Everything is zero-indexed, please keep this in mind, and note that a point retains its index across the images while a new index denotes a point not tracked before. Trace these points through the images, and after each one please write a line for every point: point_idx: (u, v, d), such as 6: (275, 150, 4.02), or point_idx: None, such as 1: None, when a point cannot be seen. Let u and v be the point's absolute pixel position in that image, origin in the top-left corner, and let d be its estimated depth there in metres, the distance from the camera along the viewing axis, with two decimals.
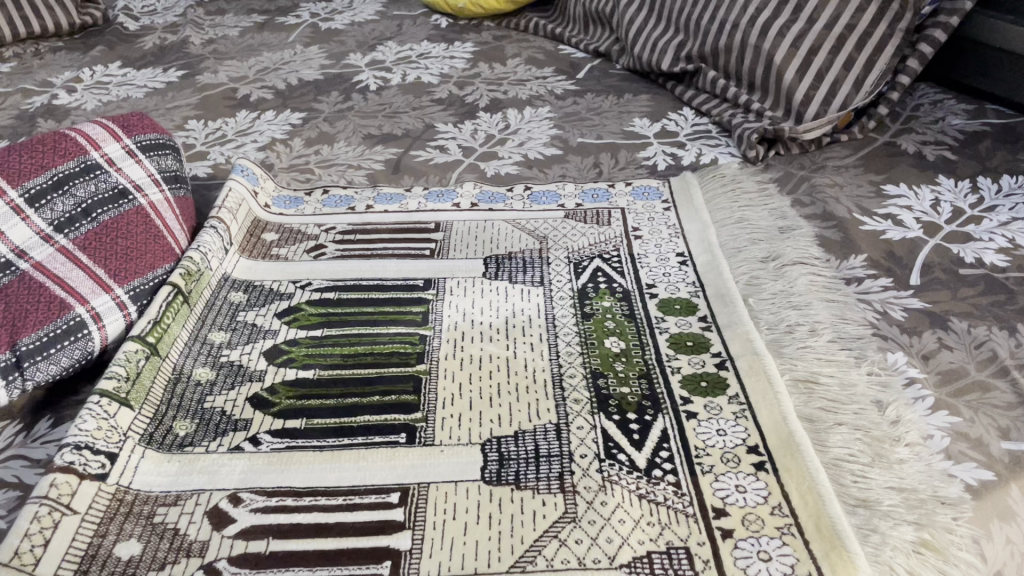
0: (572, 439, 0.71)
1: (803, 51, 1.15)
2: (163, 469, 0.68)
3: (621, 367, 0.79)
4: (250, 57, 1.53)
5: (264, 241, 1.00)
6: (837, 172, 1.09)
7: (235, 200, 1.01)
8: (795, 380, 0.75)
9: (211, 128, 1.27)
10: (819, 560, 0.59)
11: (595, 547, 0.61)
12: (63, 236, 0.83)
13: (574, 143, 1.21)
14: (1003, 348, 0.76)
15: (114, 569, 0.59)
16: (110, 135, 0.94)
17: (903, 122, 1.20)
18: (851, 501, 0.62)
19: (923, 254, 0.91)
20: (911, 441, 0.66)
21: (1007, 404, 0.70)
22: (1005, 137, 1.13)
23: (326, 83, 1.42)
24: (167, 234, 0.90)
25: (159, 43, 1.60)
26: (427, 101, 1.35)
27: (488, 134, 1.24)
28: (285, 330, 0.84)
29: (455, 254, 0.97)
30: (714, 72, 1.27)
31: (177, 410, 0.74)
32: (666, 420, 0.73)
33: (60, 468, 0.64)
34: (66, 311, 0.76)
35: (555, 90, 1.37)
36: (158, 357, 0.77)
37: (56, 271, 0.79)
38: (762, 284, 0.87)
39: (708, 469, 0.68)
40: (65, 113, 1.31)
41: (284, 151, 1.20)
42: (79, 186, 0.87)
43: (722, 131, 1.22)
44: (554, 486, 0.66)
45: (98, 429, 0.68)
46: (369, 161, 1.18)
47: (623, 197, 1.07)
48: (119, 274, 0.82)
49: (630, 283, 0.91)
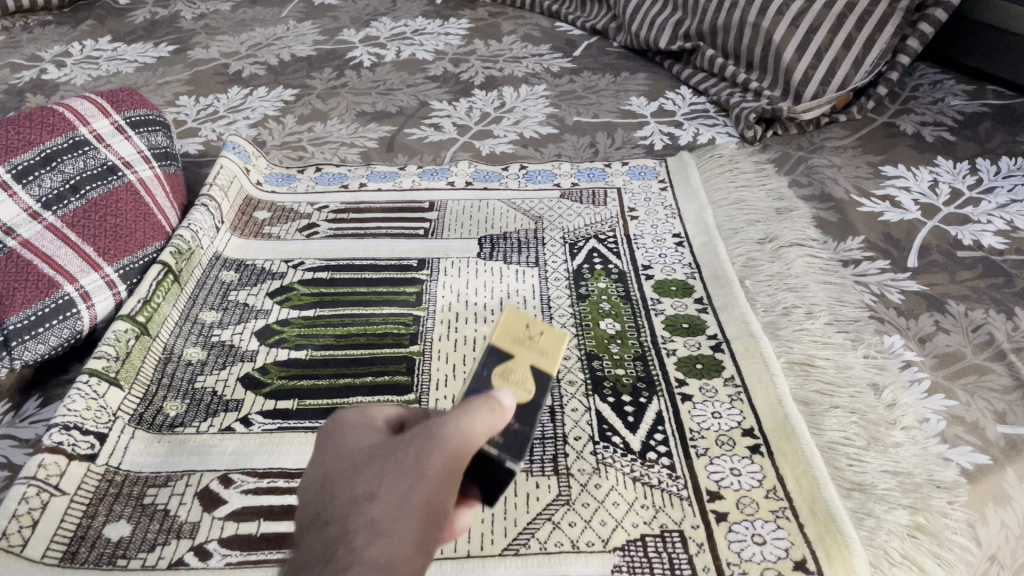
0: (566, 422, 0.70)
1: (803, 29, 1.14)
2: (153, 450, 0.67)
3: (616, 349, 0.78)
4: (243, 32, 1.51)
5: (256, 219, 0.99)
6: (835, 153, 1.08)
7: (226, 177, 1.00)
8: (791, 362, 0.74)
9: (202, 104, 1.25)
10: (813, 543, 0.58)
11: (588, 530, 0.61)
12: (51, 214, 0.80)
13: (569, 122, 1.20)
14: (1001, 332, 0.76)
15: (103, 551, 0.58)
16: (98, 111, 0.91)
17: (902, 103, 1.19)
18: (846, 485, 0.62)
19: (920, 236, 0.90)
20: (906, 424, 0.66)
21: (1003, 388, 0.69)
22: (1003, 117, 1.12)
23: (319, 60, 1.40)
24: (157, 212, 0.89)
25: (150, 18, 1.58)
26: (421, 78, 1.33)
27: (483, 112, 1.23)
28: (277, 311, 0.83)
29: (449, 234, 0.96)
30: (712, 50, 1.26)
31: (168, 390, 0.73)
32: (661, 403, 0.72)
33: (48, 449, 0.63)
34: (55, 290, 0.75)
35: (551, 68, 1.36)
36: (148, 337, 0.77)
37: (44, 249, 0.77)
38: (759, 266, 0.87)
39: (702, 452, 0.67)
40: (54, 88, 1.29)
41: (276, 129, 1.19)
42: (67, 161, 0.85)
43: (720, 111, 1.21)
44: (548, 469, 0.66)
45: (87, 409, 0.67)
46: (364, 138, 1.16)
47: (619, 176, 1.06)
48: (108, 252, 0.81)
49: (625, 264, 0.90)
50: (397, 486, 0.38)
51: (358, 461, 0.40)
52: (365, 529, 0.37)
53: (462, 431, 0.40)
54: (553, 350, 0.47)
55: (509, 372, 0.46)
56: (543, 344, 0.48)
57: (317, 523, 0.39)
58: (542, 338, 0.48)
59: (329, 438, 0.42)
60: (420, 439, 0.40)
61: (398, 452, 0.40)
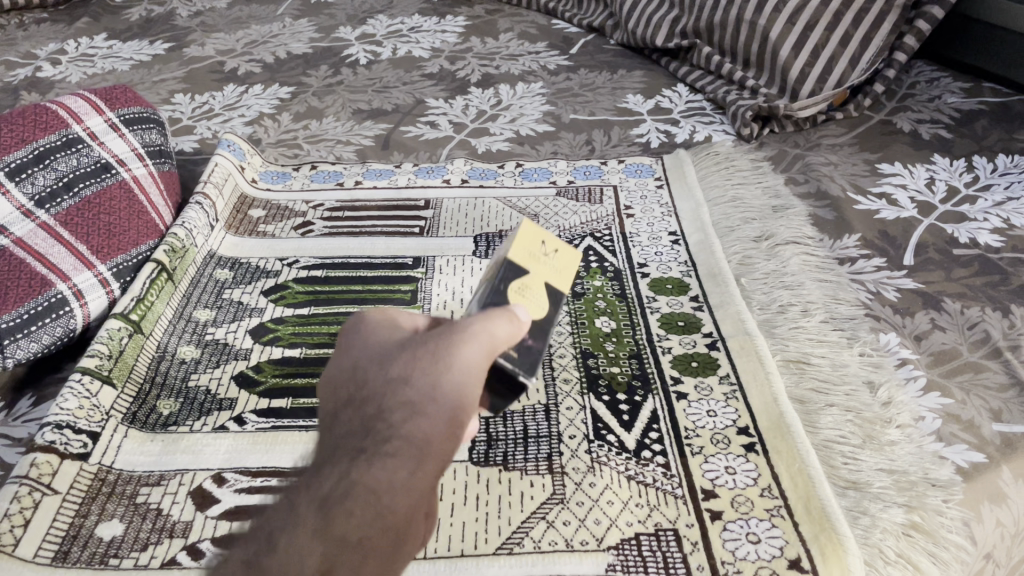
0: (561, 420, 0.70)
1: (799, 27, 1.13)
2: (146, 448, 0.67)
3: (612, 347, 0.78)
4: (239, 30, 1.50)
5: (250, 217, 0.99)
6: (832, 150, 1.08)
7: (221, 175, 1.00)
8: (786, 361, 0.74)
9: (197, 102, 1.25)
10: (808, 542, 0.58)
11: (583, 529, 0.60)
12: (44, 212, 0.80)
13: (565, 120, 1.19)
14: (997, 329, 0.76)
15: (95, 551, 0.58)
16: (92, 108, 0.91)
17: (898, 100, 1.19)
18: (841, 483, 0.62)
19: (916, 233, 0.90)
20: (902, 422, 0.66)
21: (999, 386, 0.69)
22: (1000, 115, 1.12)
23: (315, 57, 1.39)
24: (151, 210, 0.89)
25: (146, 15, 1.57)
26: (417, 75, 1.33)
27: (480, 110, 1.22)
28: (271, 309, 0.83)
29: (444, 232, 0.96)
30: (709, 48, 1.25)
31: (161, 389, 0.73)
32: (656, 401, 0.72)
33: (40, 448, 0.63)
34: (47, 288, 0.75)
35: (548, 65, 1.36)
36: (141, 335, 0.76)
37: (37, 247, 0.77)
38: (755, 264, 0.87)
39: (697, 450, 0.67)
40: (50, 85, 1.29)
41: (271, 126, 1.19)
42: (60, 159, 0.84)
43: (716, 109, 1.21)
44: (542, 468, 0.65)
45: (79, 407, 0.67)
46: (360, 136, 1.16)
47: (615, 174, 1.06)
48: (102, 250, 0.81)
49: (621, 262, 0.90)
50: (428, 371, 0.40)
51: (385, 351, 0.43)
52: (402, 406, 0.40)
53: (486, 332, 0.43)
54: (562, 275, 0.55)
55: (526, 285, 0.53)
56: (552, 261, 0.56)
57: (349, 404, 0.41)
58: (552, 263, 0.55)
59: (354, 334, 0.45)
60: (450, 333, 0.43)
61: (427, 342, 0.42)
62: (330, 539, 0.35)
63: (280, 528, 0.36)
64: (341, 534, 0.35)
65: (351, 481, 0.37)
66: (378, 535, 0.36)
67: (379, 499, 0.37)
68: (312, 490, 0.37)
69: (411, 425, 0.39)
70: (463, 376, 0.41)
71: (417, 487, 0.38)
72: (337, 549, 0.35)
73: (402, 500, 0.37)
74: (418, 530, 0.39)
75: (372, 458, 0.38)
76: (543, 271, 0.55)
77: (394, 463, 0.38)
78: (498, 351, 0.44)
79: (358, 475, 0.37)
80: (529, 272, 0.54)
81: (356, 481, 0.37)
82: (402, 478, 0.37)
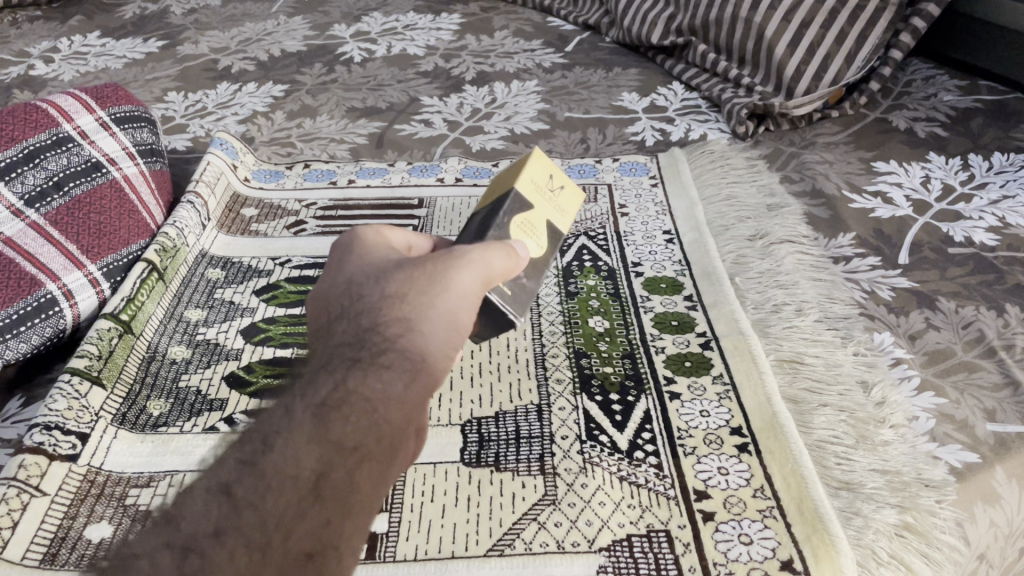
0: (554, 420, 0.70)
1: (794, 25, 1.13)
2: (135, 450, 0.67)
3: (605, 347, 0.78)
4: (233, 28, 1.50)
5: (243, 216, 0.99)
6: (827, 149, 1.08)
7: (213, 173, 0.99)
8: (780, 360, 0.73)
9: (191, 100, 1.24)
10: (801, 543, 0.58)
11: (574, 530, 0.60)
12: (34, 211, 0.80)
13: (560, 118, 1.19)
14: (991, 328, 0.75)
15: (84, 552, 0.58)
16: (82, 107, 0.91)
17: (894, 98, 1.18)
18: (834, 484, 0.62)
19: (911, 232, 0.90)
20: (895, 422, 0.66)
21: (993, 385, 0.69)
22: (996, 113, 1.12)
23: (309, 55, 1.39)
24: (142, 209, 0.88)
25: (140, 13, 1.57)
26: (412, 73, 1.32)
27: (474, 108, 1.22)
28: (263, 309, 0.82)
29: (437, 231, 0.95)
30: (704, 45, 1.25)
31: (151, 389, 0.73)
32: (648, 401, 0.72)
33: (29, 449, 0.63)
34: (37, 288, 0.74)
35: (543, 63, 1.35)
36: (131, 336, 0.76)
37: (26, 247, 0.77)
38: (749, 263, 0.86)
39: (690, 451, 0.67)
40: (42, 84, 1.28)
41: (264, 124, 1.18)
42: (51, 158, 0.84)
43: (712, 107, 1.20)
44: (534, 469, 0.65)
45: (68, 409, 0.67)
46: (353, 134, 1.15)
47: (610, 173, 1.06)
48: (92, 250, 0.80)
49: (615, 261, 0.90)
50: (427, 290, 0.45)
51: (382, 272, 0.47)
52: (399, 322, 0.43)
53: (480, 264, 0.49)
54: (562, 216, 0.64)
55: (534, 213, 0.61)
56: (561, 199, 0.65)
57: (345, 315, 0.44)
58: (557, 199, 0.64)
59: (349, 260, 0.49)
60: (445, 262, 0.48)
61: (423, 265, 0.47)
62: (327, 444, 0.36)
63: (274, 434, 0.36)
64: (339, 440, 0.37)
65: (348, 390, 0.38)
66: (374, 444, 0.38)
67: (375, 408, 0.38)
68: (307, 395, 0.38)
69: (407, 340, 0.42)
70: (454, 303, 0.46)
71: (410, 402, 0.40)
72: (332, 454, 0.36)
73: (395, 410, 0.39)
74: (408, 445, 0.40)
75: (369, 371, 0.39)
76: (553, 205, 0.64)
77: (390, 375, 0.40)
78: (488, 281, 0.50)
79: (354, 384, 0.39)
80: (542, 203, 0.63)
81: (352, 390, 0.38)
82: (397, 390, 0.40)
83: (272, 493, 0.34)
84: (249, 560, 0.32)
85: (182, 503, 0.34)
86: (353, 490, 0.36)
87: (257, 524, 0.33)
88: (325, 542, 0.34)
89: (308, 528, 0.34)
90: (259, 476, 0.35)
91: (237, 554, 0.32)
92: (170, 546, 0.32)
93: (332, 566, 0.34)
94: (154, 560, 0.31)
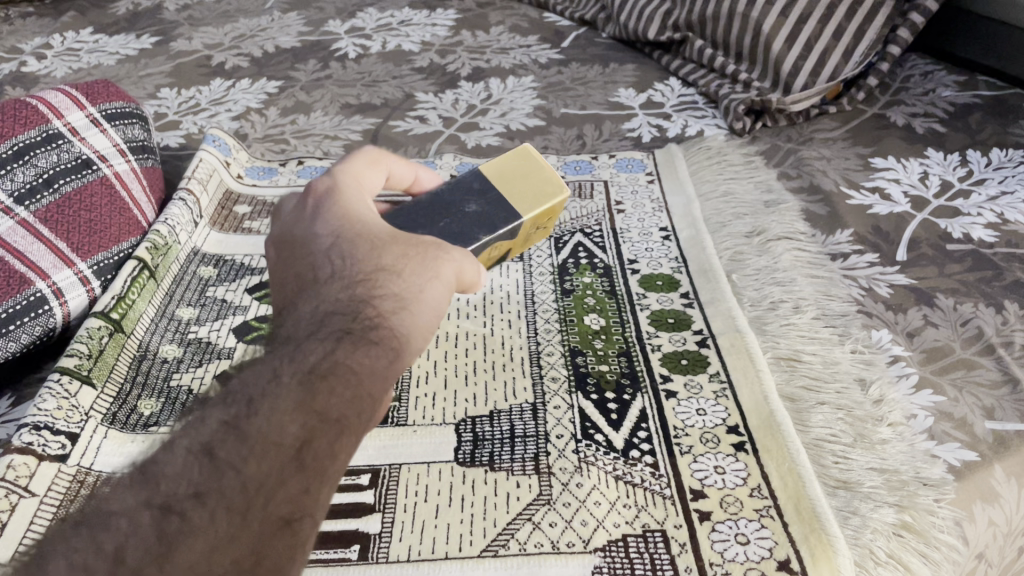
0: (549, 419, 0.69)
1: (792, 20, 1.12)
2: (126, 450, 0.66)
3: (600, 344, 0.77)
4: (227, 23, 1.49)
5: (235, 214, 0.98)
6: (825, 145, 1.07)
7: (206, 170, 0.98)
8: (777, 358, 0.73)
9: (184, 96, 1.23)
10: (797, 543, 0.57)
11: (570, 530, 0.59)
12: (24, 208, 0.79)
13: (556, 114, 1.18)
14: (990, 325, 0.75)
15: None
16: (71, 103, 0.90)
17: (892, 94, 1.18)
18: (832, 483, 0.61)
19: (909, 228, 0.89)
20: (893, 420, 0.65)
21: (992, 383, 0.68)
22: (995, 109, 1.11)
23: (303, 51, 1.38)
24: (133, 206, 0.88)
25: (133, 9, 1.55)
26: (406, 69, 1.32)
27: (469, 104, 1.21)
28: (256, 307, 0.81)
29: None
30: (701, 41, 1.24)
31: (142, 389, 0.72)
32: (644, 399, 0.71)
33: (18, 450, 0.62)
34: (26, 287, 0.74)
35: (539, 59, 1.34)
36: (122, 334, 0.75)
37: (15, 245, 0.76)
38: (747, 260, 0.85)
39: (686, 450, 0.66)
40: (34, 80, 1.27)
41: (258, 121, 1.17)
42: (40, 156, 0.83)
43: (709, 103, 1.19)
44: (529, 469, 0.65)
45: (58, 408, 0.66)
46: (347, 130, 1.15)
47: (606, 169, 1.05)
48: (82, 248, 0.80)
49: (611, 258, 0.89)
50: (413, 276, 0.49)
51: (371, 244, 0.49)
52: (391, 302, 0.47)
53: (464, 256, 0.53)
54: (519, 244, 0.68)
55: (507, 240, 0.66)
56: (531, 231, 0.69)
57: (332, 277, 0.47)
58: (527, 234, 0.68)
59: (332, 219, 0.51)
60: (430, 254, 0.51)
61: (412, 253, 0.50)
62: (308, 412, 0.39)
63: (259, 397, 0.39)
64: (323, 410, 0.39)
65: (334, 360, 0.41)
66: (353, 416, 0.40)
67: (359, 382, 0.41)
68: (296, 363, 0.41)
69: (393, 321, 0.46)
70: (435, 292, 0.50)
71: (387, 378, 0.44)
72: (315, 423, 0.39)
73: (375, 385, 0.42)
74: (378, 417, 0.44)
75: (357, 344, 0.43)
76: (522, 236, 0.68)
77: (375, 353, 0.43)
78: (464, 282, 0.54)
79: (342, 356, 0.42)
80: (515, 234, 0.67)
81: (338, 362, 0.41)
82: (378, 368, 0.43)
83: (254, 459, 0.37)
84: (228, 519, 0.35)
85: (162, 459, 0.36)
86: (332, 458, 0.39)
87: (237, 487, 0.36)
88: (300, 509, 0.37)
89: (288, 492, 0.37)
90: (243, 440, 0.37)
91: (216, 516, 0.35)
92: (149, 506, 0.34)
93: (306, 527, 0.37)
94: (134, 519, 0.34)
